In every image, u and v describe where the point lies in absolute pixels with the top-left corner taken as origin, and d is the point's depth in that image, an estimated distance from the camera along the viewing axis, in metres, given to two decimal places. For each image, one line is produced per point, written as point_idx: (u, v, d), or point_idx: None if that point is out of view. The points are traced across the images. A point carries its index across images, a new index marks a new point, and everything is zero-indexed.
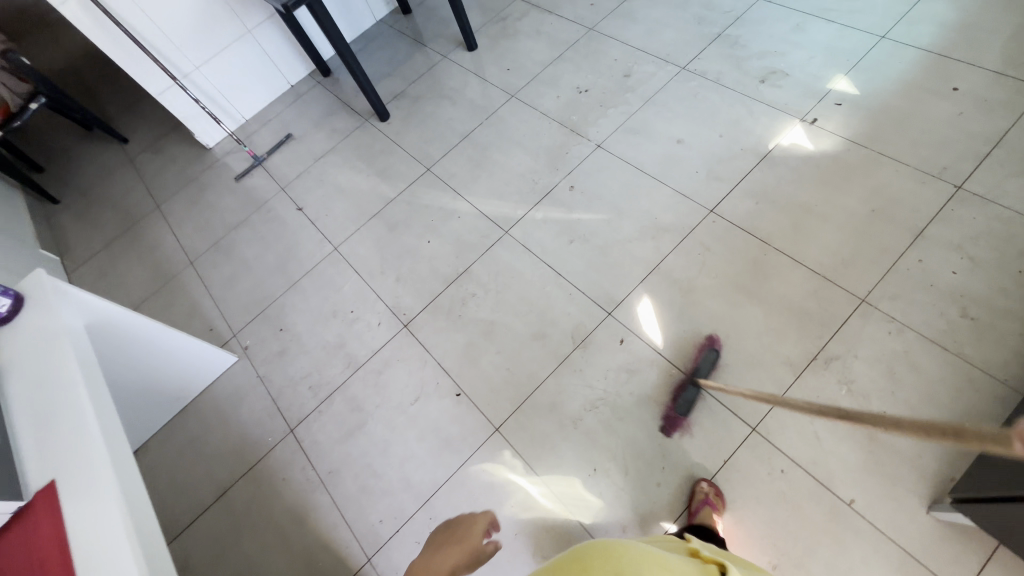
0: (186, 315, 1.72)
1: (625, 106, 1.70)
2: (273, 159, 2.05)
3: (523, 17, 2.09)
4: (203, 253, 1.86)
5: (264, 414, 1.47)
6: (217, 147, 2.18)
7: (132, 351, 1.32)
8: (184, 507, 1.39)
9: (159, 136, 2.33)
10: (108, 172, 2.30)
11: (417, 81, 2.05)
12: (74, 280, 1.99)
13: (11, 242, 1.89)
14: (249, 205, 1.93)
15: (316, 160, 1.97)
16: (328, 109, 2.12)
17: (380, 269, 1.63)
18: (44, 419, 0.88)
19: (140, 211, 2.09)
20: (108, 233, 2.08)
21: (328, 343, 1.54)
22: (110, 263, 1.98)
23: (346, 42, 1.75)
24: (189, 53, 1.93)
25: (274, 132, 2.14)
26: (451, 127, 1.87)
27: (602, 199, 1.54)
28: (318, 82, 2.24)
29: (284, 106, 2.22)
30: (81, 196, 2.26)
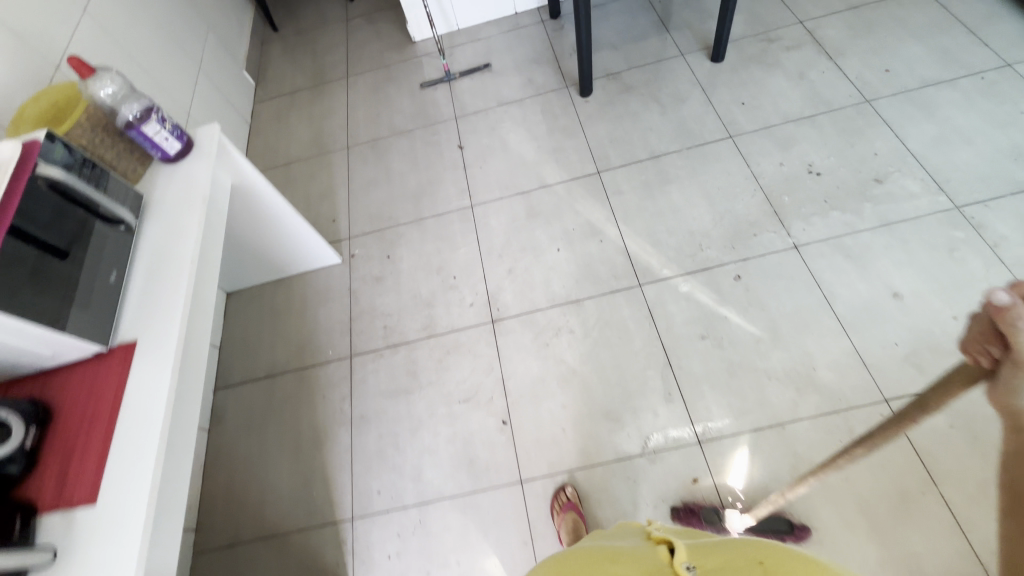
0: (322, 196, 1.79)
1: (853, 217, 1.37)
2: (462, 82, 1.97)
3: (794, 49, 1.72)
4: (361, 144, 1.89)
5: (337, 327, 1.51)
6: (421, 45, 2.15)
7: (261, 220, 1.38)
8: (241, 366, 1.51)
9: (380, 8, 2.34)
10: (324, 22, 2.38)
11: (639, 69, 1.81)
12: (256, 109, 2.14)
13: (225, 54, 2.05)
14: (419, 118, 1.91)
15: (499, 105, 1.86)
16: (536, 55, 1.97)
17: (499, 250, 1.54)
18: (153, 277, 0.93)
19: (332, 73, 2.16)
20: (299, 80, 2.18)
21: (419, 295, 1.52)
22: (288, 110, 2.10)
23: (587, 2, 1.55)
24: None
25: (477, 53, 2.05)
26: (646, 138, 1.65)
27: (764, 310, 1.29)
28: (542, 21, 2.07)
29: (498, 32, 2.10)
30: (296, 34, 2.38)
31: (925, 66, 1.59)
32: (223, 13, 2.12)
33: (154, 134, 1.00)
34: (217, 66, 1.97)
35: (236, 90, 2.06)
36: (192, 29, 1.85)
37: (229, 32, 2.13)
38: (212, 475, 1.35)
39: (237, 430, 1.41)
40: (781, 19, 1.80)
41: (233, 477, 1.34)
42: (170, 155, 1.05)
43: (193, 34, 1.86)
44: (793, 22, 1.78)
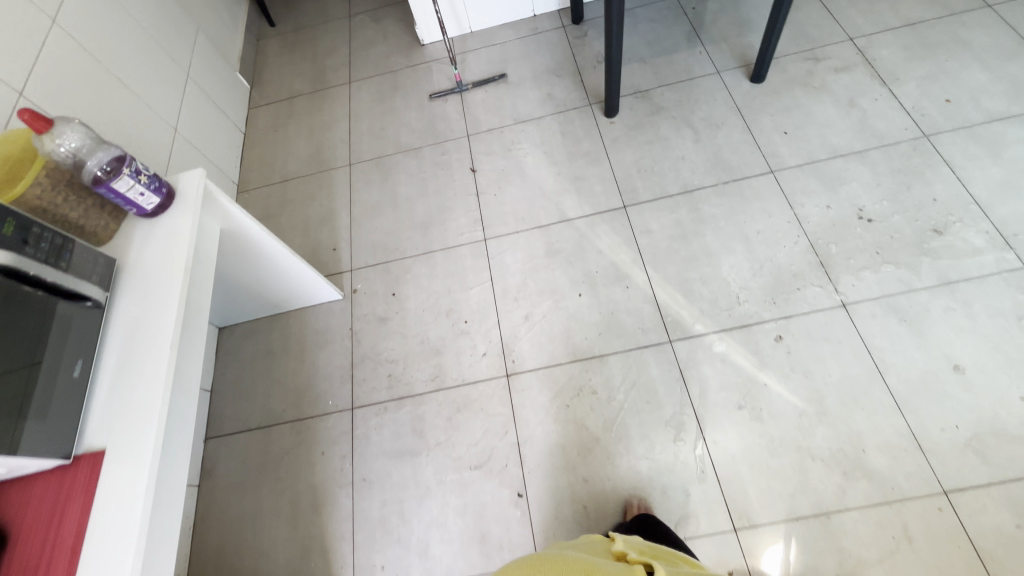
0: (322, 220, 1.66)
1: (909, 274, 1.24)
2: (475, 95, 1.81)
3: (843, 70, 1.56)
4: (364, 162, 1.75)
5: (337, 373, 1.40)
6: (431, 49, 1.98)
7: (255, 262, 1.25)
8: (233, 414, 1.39)
9: (386, 4, 2.16)
10: (325, 17, 2.20)
11: (670, 87, 1.65)
12: (251, 116, 1.98)
13: (217, 56, 1.88)
14: (429, 134, 1.75)
15: (515, 122, 1.71)
16: (557, 66, 1.80)
17: (515, 293, 1.41)
18: (126, 366, 0.80)
19: (333, 77, 2.00)
20: (298, 84, 2.02)
21: (427, 340, 1.39)
22: (285, 117, 1.94)
23: (619, 22, 1.39)
24: None
25: (491, 61, 1.88)
26: (678, 169, 1.51)
27: (808, 378, 1.17)
28: (563, 26, 1.90)
29: (514, 37, 1.93)
30: (294, 30, 2.20)
31: (991, 97, 1.43)
32: (214, 8, 1.94)
33: (127, 190, 0.85)
34: (208, 70, 1.80)
35: (229, 95, 1.90)
36: (179, 29, 1.68)
37: (221, 29, 1.95)
38: (202, 538, 1.25)
39: (229, 487, 1.31)
40: (829, 35, 1.63)
41: (224, 540, 1.24)
42: (148, 210, 0.91)
43: (181, 34, 1.69)
44: (843, 39, 1.61)
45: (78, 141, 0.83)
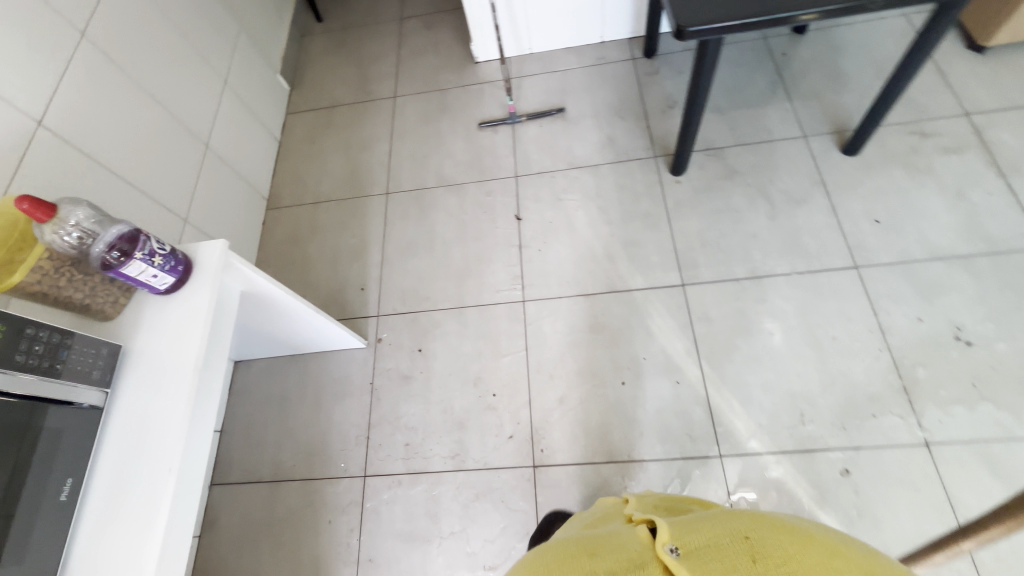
0: (353, 254, 1.55)
1: (1010, 417, 1.07)
2: (528, 128, 1.66)
3: (953, 151, 1.36)
4: (403, 192, 1.63)
5: (352, 432, 1.31)
6: (484, 69, 1.82)
7: (277, 316, 1.15)
8: (241, 461, 1.32)
9: (441, 9, 2.00)
10: (374, 16, 2.05)
11: (748, 147, 1.48)
12: (288, 122, 1.86)
13: (258, 57, 1.76)
14: (474, 169, 1.62)
15: (569, 166, 1.56)
16: (621, 106, 1.63)
17: (551, 369, 1.29)
18: (121, 482, 0.71)
19: (378, 88, 1.86)
20: (340, 92, 1.89)
21: (450, 411, 1.29)
22: (324, 128, 1.82)
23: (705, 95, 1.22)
24: None
25: (549, 91, 1.72)
26: (747, 248, 1.35)
27: (875, 526, 1.03)
28: (632, 58, 1.72)
29: (577, 63, 1.75)
30: (341, 29, 2.06)
31: None
32: (258, 3, 1.81)
33: (138, 274, 0.76)
34: (247, 73, 1.69)
35: (268, 100, 1.79)
36: (220, 30, 1.57)
37: (263, 26, 1.82)
38: None
39: (229, 543, 1.24)
40: (941, 106, 1.42)
41: None
42: (161, 289, 0.80)
43: (222, 37, 1.57)
44: (957, 113, 1.41)
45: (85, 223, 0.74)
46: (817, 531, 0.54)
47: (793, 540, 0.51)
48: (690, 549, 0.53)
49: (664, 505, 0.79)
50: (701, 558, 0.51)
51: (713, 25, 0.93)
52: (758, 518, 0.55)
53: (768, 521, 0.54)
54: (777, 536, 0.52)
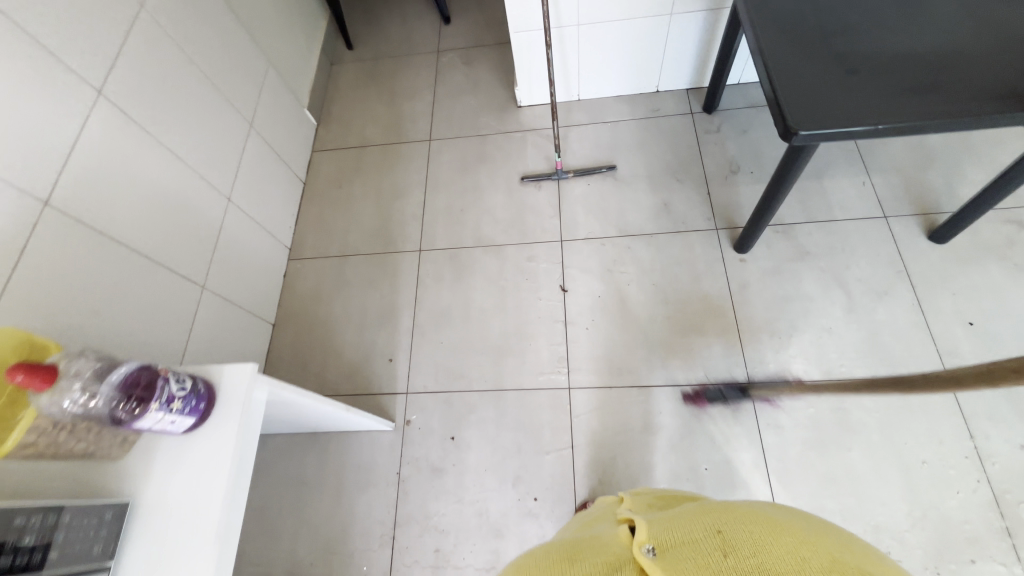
0: (381, 318, 1.43)
1: None
2: (574, 186, 1.53)
3: None
4: (437, 250, 1.50)
5: (376, 530, 1.18)
6: (527, 115, 1.69)
7: (303, 413, 1.02)
8: (252, 555, 1.20)
9: (481, 44, 1.87)
10: (408, 47, 1.92)
11: (821, 225, 1.34)
12: (313, 162, 1.74)
13: (285, 92, 1.64)
14: (515, 229, 1.50)
15: (620, 233, 1.43)
16: (679, 167, 1.50)
17: (599, 474, 1.16)
18: None
19: (412, 129, 1.74)
20: (370, 130, 1.77)
21: (486, 514, 1.16)
22: (352, 170, 1.70)
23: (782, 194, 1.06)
24: (585, 7, 1.36)
25: (598, 145, 1.59)
26: (822, 345, 1.21)
27: None
28: (690, 112, 1.58)
29: (629, 115, 1.62)
30: (373, 59, 1.93)
31: None
32: (288, 34, 1.69)
33: (155, 425, 0.64)
34: (273, 112, 1.56)
35: (294, 139, 1.67)
36: (248, 68, 1.44)
37: (291, 58, 1.70)
38: None
39: None
40: None
41: None
42: (180, 430, 0.68)
43: (249, 75, 1.45)
44: None
45: (90, 376, 0.65)
46: (786, 518, 0.54)
47: (760, 531, 0.51)
48: (666, 547, 0.55)
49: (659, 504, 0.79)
50: (675, 556, 0.52)
51: (831, 130, 0.80)
52: (729, 513, 0.57)
53: (741, 515, 0.55)
54: (746, 528, 0.52)
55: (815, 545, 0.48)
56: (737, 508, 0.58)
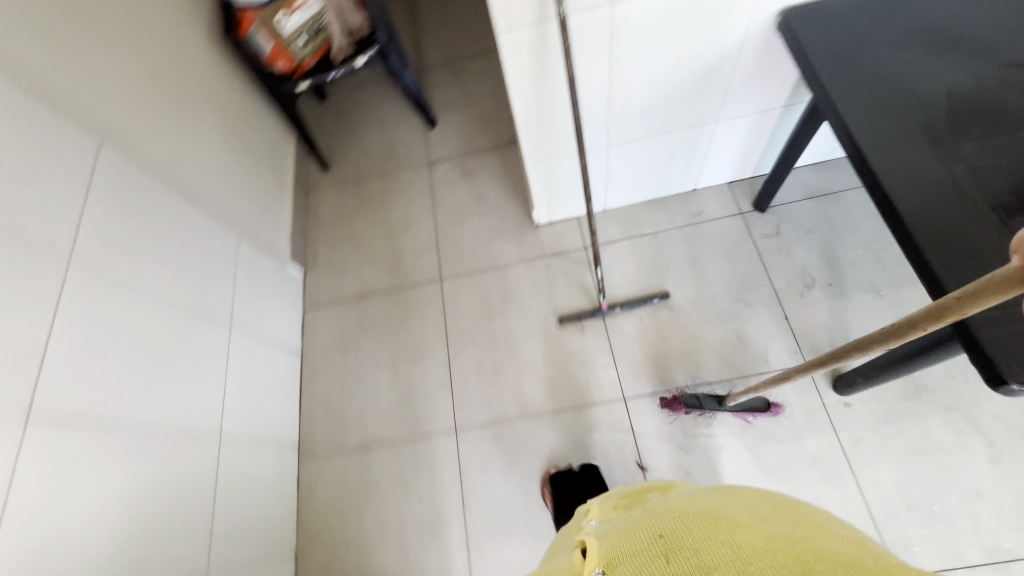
0: (427, 531, 1.18)
1: None
2: (624, 323, 1.30)
3: None
4: (477, 427, 1.26)
5: None
6: (550, 235, 1.46)
7: None
8: None
9: (479, 150, 1.63)
10: (394, 162, 1.67)
11: None
12: (308, 323, 1.48)
13: (263, 254, 1.38)
14: (565, 389, 1.26)
15: (693, 382, 1.21)
16: (743, 287, 1.28)
17: None
18: None
19: (418, 267, 1.49)
20: (368, 273, 1.51)
21: None
22: (356, 329, 1.44)
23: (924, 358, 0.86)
24: (615, 131, 1.14)
25: (641, 266, 1.36)
26: (972, 511, 1.00)
27: None
28: (740, 213, 1.37)
29: (669, 223, 1.40)
30: (355, 181, 1.67)
31: None
32: (256, 182, 1.43)
33: None
34: (253, 287, 1.30)
35: (281, 305, 1.41)
36: (217, 250, 1.19)
37: (264, 209, 1.43)
38: None
39: None
40: None
41: None
42: None
43: (219, 259, 1.19)
44: None
45: None
46: (720, 512, 0.52)
47: (703, 532, 0.49)
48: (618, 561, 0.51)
49: (626, 500, 0.75)
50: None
51: None
52: (676, 515, 0.53)
53: (684, 515, 0.53)
54: (689, 529, 0.50)
55: (754, 528, 0.48)
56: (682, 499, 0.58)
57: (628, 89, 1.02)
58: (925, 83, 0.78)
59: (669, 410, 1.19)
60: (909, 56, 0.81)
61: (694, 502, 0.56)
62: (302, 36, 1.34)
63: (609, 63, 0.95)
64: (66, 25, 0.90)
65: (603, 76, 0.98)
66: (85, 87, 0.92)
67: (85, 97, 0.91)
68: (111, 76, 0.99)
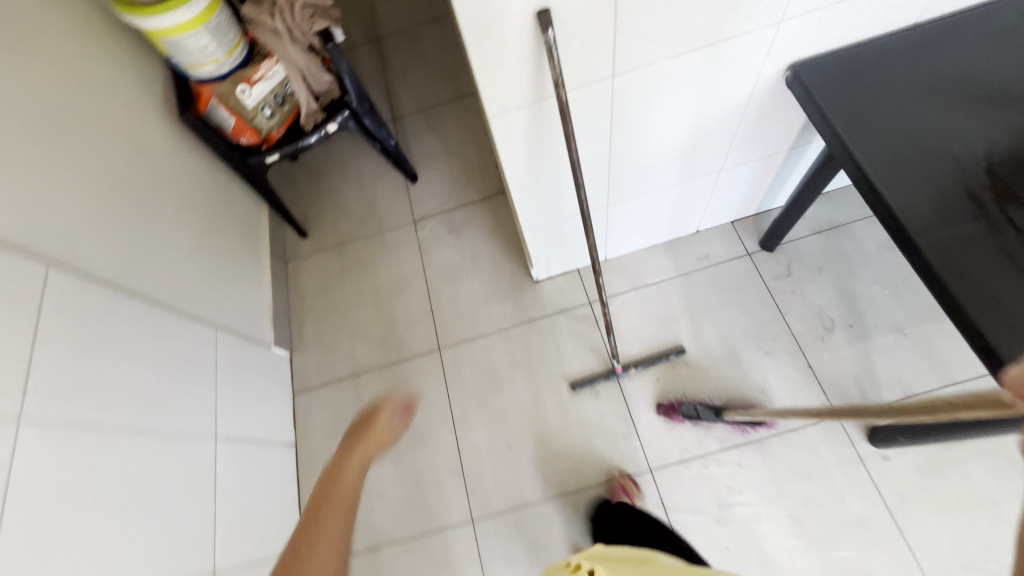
0: None
1: None
2: (640, 383, 1.23)
3: None
4: (495, 514, 1.17)
5: None
6: (551, 291, 1.38)
7: None
8: None
9: (466, 203, 1.55)
10: (377, 222, 1.58)
11: (963, 387, 1.08)
12: (300, 408, 1.37)
13: (245, 343, 1.27)
14: (586, 463, 1.17)
15: (722, 445, 1.13)
16: (760, 335, 1.22)
17: None
18: None
19: (414, 337, 1.40)
20: (360, 348, 1.41)
21: None
22: (353, 411, 1.34)
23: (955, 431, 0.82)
24: (618, 190, 1.06)
25: (650, 319, 1.29)
26: None
27: None
28: (748, 253, 1.31)
29: (675, 269, 1.33)
30: (337, 246, 1.57)
31: None
32: (229, 263, 1.31)
33: None
34: (236, 385, 1.19)
35: (268, 396, 1.29)
36: (194, 355, 1.07)
37: (240, 292, 1.32)
38: None
39: None
40: None
41: None
42: None
43: (196, 364, 1.08)
44: None
45: None
46: None
47: None
48: None
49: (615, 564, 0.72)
50: None
51: None
52: None
53: None
54: None
55: None
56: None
57: (632, 151, 0.94)
58: (962, 146, 0.73)
59: (666, 417, 1.18)
60: (939, 115, 0.76)
61: None
62: (267, 108, 1.25)
63: (612, 130, 0.86)
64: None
65: (605, 143, 0.89)
66: (26, 204, 0.81)
67: (26, 217, 0.80)
68: (57, 183, 0.88)
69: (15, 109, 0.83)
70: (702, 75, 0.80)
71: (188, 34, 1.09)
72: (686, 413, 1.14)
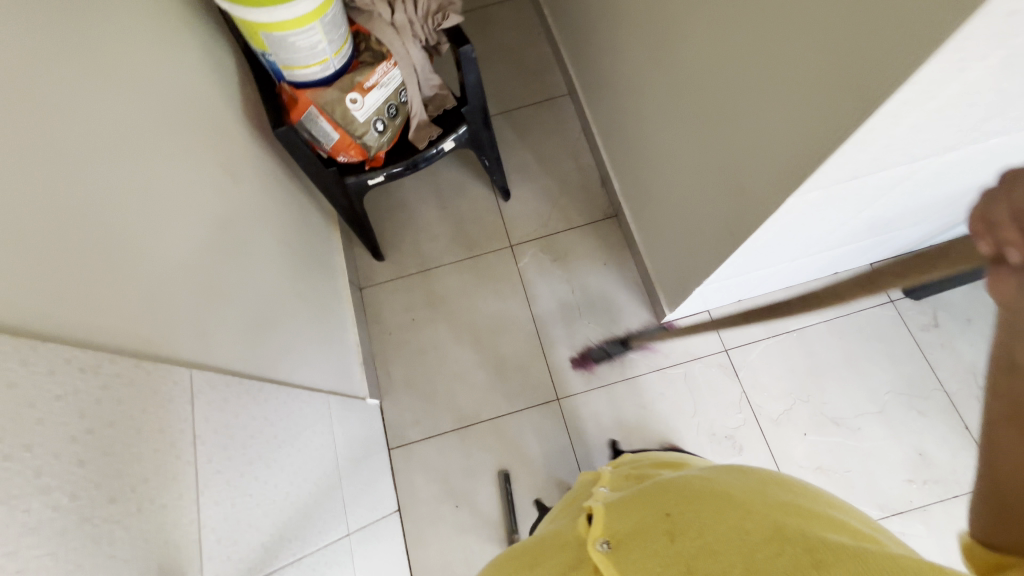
0: None
1: None
2: (787, 441, 1.15)
3: None
4: None
5: None
6: (679, 334, 1.26)
7: None
8: None
9: (572, 227, 1.38)
10: (468, 245, 1.39)
11: None
12: (399, 467, 1.20)
13: (346, 402, 1.07)
14: None
15: (884, 513, 1.08)
16: (912, 392, 1.16)
17: None
18: None
19: (526, 383, 1.25)
20: (464, 395, 1.25)
21: None
22: (465, 470, 1.19)
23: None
24: (816, 246, 0.95)
25: (793, 370, 1.21)
26: None
27: None
28: (892, 300, 1.24)
29: (815, 314, 1.24)
30: (421, 272, 1.37)
31: None
32: (317, 304, 1.11)
33: None
34: (349, 458, 1.01)
35: (372, 460, 1.12)
36: (314, 436, 0.88)
37: (330, 338, 1.12)
38: None
39: None
40: None
41: None
42: None
43: (319, 446, 0.88)
44: None
45: None
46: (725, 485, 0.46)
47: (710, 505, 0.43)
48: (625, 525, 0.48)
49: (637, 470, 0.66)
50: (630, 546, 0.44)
51: None
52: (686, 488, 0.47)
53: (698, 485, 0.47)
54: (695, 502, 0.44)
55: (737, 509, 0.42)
56: (757, 549, 0.38)
57: (868, 214, 0.83)
58: None
59: (583, 368, 1.26)
60: None
61: (708, 482, 0.47)
62: (380, 122, 1.01)
63: (877, 199, 0.74)
64: (95, 184, 0.54)
65: (858, 209, 0.78)
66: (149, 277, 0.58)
67: (149, 297, 0.58)
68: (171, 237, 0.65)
69: (104, 142, 0.57)
70: (975, 157, 0.68)
71: (274, 33, 0.83)
72: (596, 357, 1.26)
